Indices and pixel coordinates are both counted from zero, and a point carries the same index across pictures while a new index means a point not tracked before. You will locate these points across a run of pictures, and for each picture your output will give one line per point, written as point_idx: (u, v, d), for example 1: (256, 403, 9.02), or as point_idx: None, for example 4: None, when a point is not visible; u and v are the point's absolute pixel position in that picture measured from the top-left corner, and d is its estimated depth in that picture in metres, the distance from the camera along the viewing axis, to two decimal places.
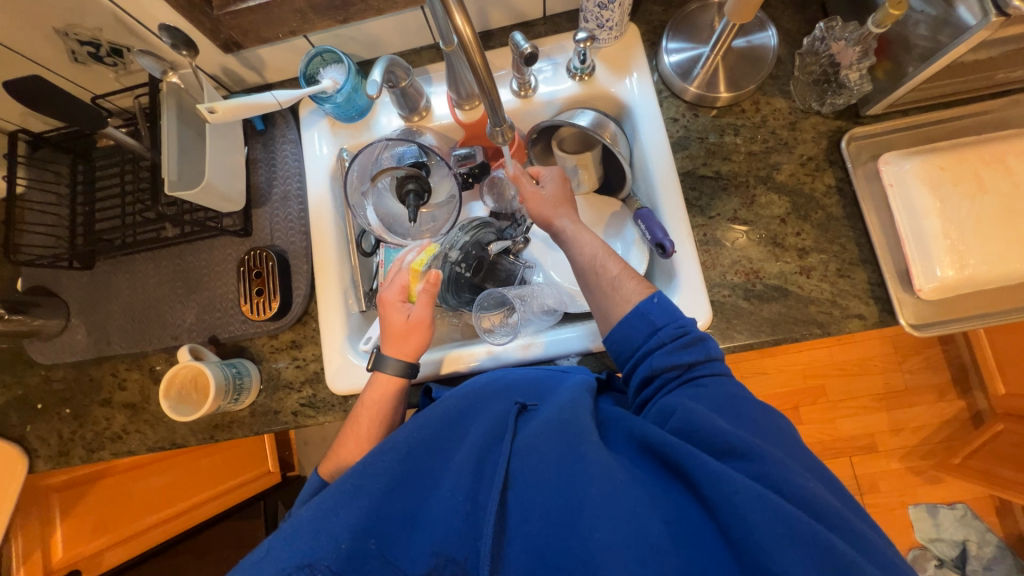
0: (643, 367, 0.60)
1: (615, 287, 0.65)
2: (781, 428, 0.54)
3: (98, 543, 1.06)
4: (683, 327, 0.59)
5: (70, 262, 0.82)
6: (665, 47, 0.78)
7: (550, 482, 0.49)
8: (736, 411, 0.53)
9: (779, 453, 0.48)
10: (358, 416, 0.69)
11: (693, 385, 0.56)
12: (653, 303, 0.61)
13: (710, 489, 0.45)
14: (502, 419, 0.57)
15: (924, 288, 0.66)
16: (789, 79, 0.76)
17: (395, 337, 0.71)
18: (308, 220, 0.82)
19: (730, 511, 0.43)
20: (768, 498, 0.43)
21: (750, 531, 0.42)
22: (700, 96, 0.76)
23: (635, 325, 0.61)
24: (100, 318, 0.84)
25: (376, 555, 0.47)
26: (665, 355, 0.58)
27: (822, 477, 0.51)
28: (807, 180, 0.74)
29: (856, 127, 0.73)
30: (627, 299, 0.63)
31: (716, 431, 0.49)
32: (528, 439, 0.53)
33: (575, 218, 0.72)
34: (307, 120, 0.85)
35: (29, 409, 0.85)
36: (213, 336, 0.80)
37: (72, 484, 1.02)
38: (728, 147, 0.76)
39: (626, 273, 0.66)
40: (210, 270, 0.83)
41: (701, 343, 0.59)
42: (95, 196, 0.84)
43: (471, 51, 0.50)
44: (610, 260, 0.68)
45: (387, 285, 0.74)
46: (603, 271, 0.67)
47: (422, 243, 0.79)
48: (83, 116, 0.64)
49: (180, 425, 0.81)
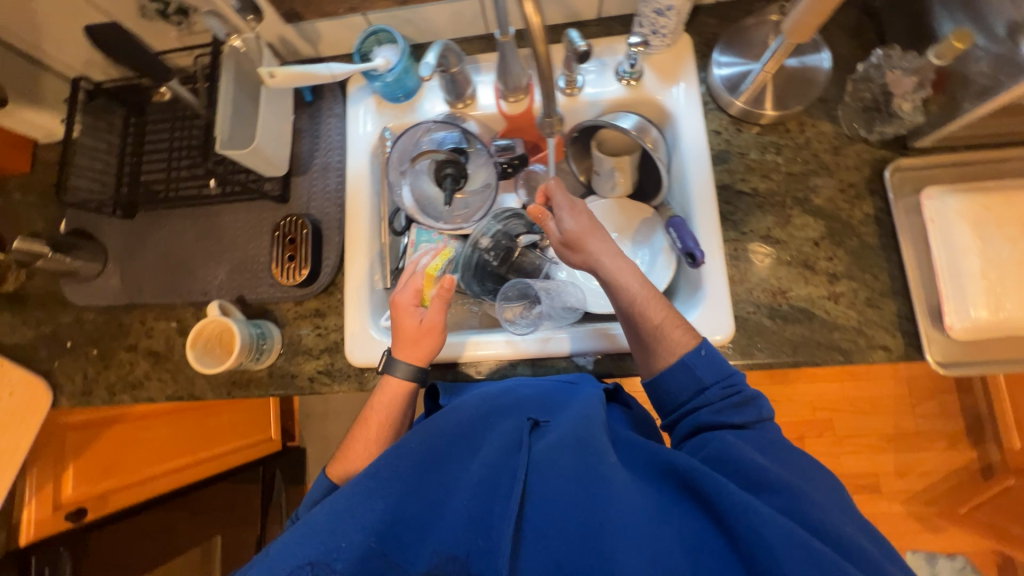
0: (688, 421, 0.59)
1: (657, 336, 0.63)
2: (809, 466, 0.54)
3: (105, 485, 1.07)
4: (731, 385, 0.59)
5: (112, 210, 0.86)
6: (715, 60, 0.78)
7: (565, 499, 0.50)
8: (780, 455, 0.54)
9: (813, 492, 0.49)
10: (366, 418, 0.70)
11: (737, 432, 0.56)
12: (700, 356, 0.61)
13: (733, 516, 0.45)
14: (516, 434, 0.58)
15: (955, 327, 0.65)
16: (837, 103, 0.75)
17: (406, 342, 0.72)
18: (344, 194, 0.84)
19: (753, 539, 0.43)
20: (794, 532, 0.43)
21: (775, 558, 0.42)
22: (746, 111, 0.77)
23: (683, 376, 0.61)
24: (136, 266, 0.87)
25: (378, 554, 0.48)
26: (712, 414, 0.58)
27: (846, 509, 0.51)
28: (845, 206, 0.73)
29: (902, 158, 0.71)
30: (675, 352, 0.62)
31: (751, 465, 0.50)
32: (544, 455, 0.54)
33: (602, 250, 0.68)
34: (354, 96, 0.87)
35: (60, 346, 0.88)
36: (240, 296, 0.83)
37: (88, 426, 1.04)
38: (768, 165, 0.77)
39: (670, 320, 0.64)
40: (245, 231, 0.85)
41: (753, 403, 0.58)
42: (142, 149, 0.88)
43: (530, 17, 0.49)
44: (651, 303, 0.65)
45: (400, 287, 0.75)
46: (643, 319, 0.64)
47: (436, 245, 0.81)
48: (153, 65, 0.67)
49: (201, 378, 0.83)
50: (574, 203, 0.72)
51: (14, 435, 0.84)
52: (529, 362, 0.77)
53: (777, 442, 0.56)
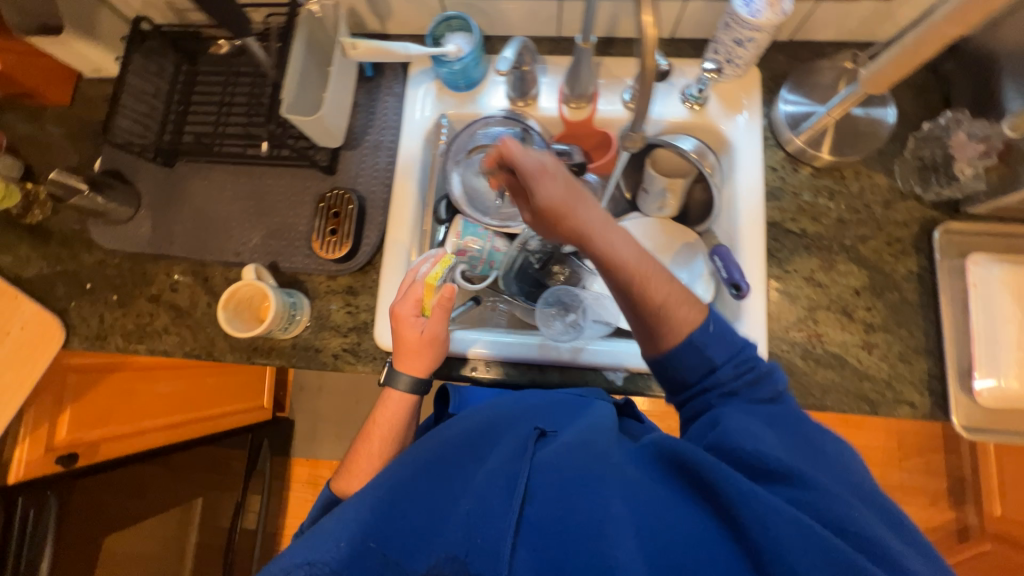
0: (698, 401, 0.56)
1: (660, 314, 0.57)
2: (829, 451, 0.51)
3: (97, 433, 1.04)
4: (746, 361, 0.57)
5: (152, 156, 0.84)
6: (782, 97, 0.79)
7: (569, 498, 0.46)
8: (793, 437, 0.51)
9: (826, 479, 0.47)
10: (368, 433, 0.69)
11: (748, 410, 0.54)
12: (710, 332, 0.57)
13: (743, 507, 0.42)
14: (519, 441, 0.53)
15: (983, 393, 0.67)
16: (895, 158, 0.76)
17: (407, 353, 0.70)
18: (393, 175, 0.83)
19: (759, 531, 0.41)
20: (801, 521, 0.41)
21: (783, 553, 0.40)
22: (803, 150, 0.78)
23: (691, 356, 0.56)
24: (170, 217, 0.85)
25: (373, 554, 0.43)
26: (723, 394, 0.55)
27: (872, 504, 0.47)
28: (890, 260, 0.74)
29: (952, 221, 0.72)
30: (679, 332, 0.57)
31: (761, 450, 0.48)
32: (548, 456, 0.50)
33: (589, 224, 0.58)
34: (415, 78, 0.86)
35: (78, 286, 0.86)
36: (274, 263, 0.81)
37: (89, 370, 1.01)
38: (820, 209, 0.77)
39: (673, 297, 0.57)
40: (286, 197, 0.84)
41: (771, 378, 0.57)
42: (191, 99, 0.87)
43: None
44: (650, 276, 0.57)
45: (399, 296, 0.71)
46: (643, 297, 0.57)
47: (437, 252, 0.74)
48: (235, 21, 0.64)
49: (220, 340, 0.81)
50: (546, 168, 0.60)
51: (15, 365, 0.81)
52: (559, 369, 0.76)
53: (791, 423, 0.53)
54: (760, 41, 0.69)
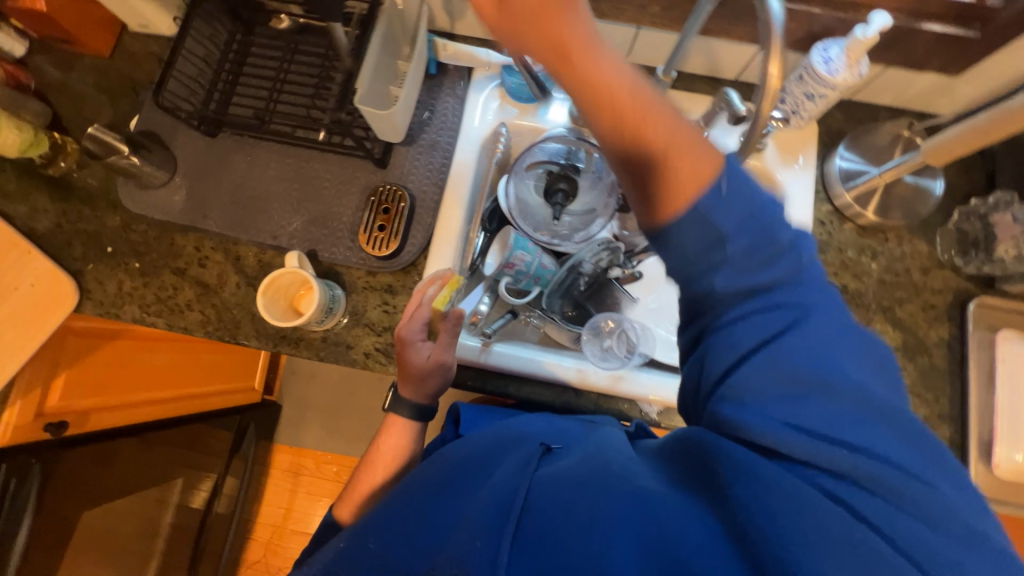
0: (697, 284, 0.44)
1: (660, 169, 0.41)
2: (873, 387, 0.42)
3: (90, 402, 0.98)
4: (767, 225, 0.42)
5: (196, 124, 0.80)
6: (839, 153, 0.81)
7: (577, 516, 0.42)
8: (814, 353, 0.42)
9: (842, 418, 0.40)
10: (371, 461, 0.72)
11: (762, 306, 0.43)
12: (722, 194, 0.41)
13: (741, 487, 0.40)
14: (525, 455, 0.50)
15: (1001, 466, 0.70)
16: (937, 228, 0.79)
17: (413, 380, 0.69)
18: (446, 177, 0.81)
19: (757, 512, 0.39)
20: (801, 494, 0.39)
21: (778, 538, 0.37)
22: (849, 205, 0.80)
23: (699, 229, 0.42)
24: (206, 189, 0.82)
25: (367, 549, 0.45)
26: (733, 272, 0.42)
27: (910, 452, 0.40)
28: (924, 325, 0.76)
29: (986, 296, 0.75)
30: (685, 187, 0.41)
31: (771, 392, 0.41)
32: (553, 473, 0.46)
33: (599, 69, 0.39)
34: (478, 82, 0.85)
35: (98, 249, 0.81)
36: (313, 251, 0.79)
37: (89, 335, 0.96)
38: (861, 267, 0.79)
39: (677, 142, 0.40)
40: (333, 186, 0.81)
41: (792, 252, 0.43)
42: (243, 70, 0.83)
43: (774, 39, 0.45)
44: (653, 116, 0.40)
45: (406, 320, 0.70)
46: (640, 147, 0.41)
47: (445, 273, 0.73)
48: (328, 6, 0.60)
49: (246, 323, 0.78)
50: None
51: (19, 325, 0.76)
52: (594, 395, 0.75)
53: (834, 356, 0.42)
54: (830, 97, 0.70)
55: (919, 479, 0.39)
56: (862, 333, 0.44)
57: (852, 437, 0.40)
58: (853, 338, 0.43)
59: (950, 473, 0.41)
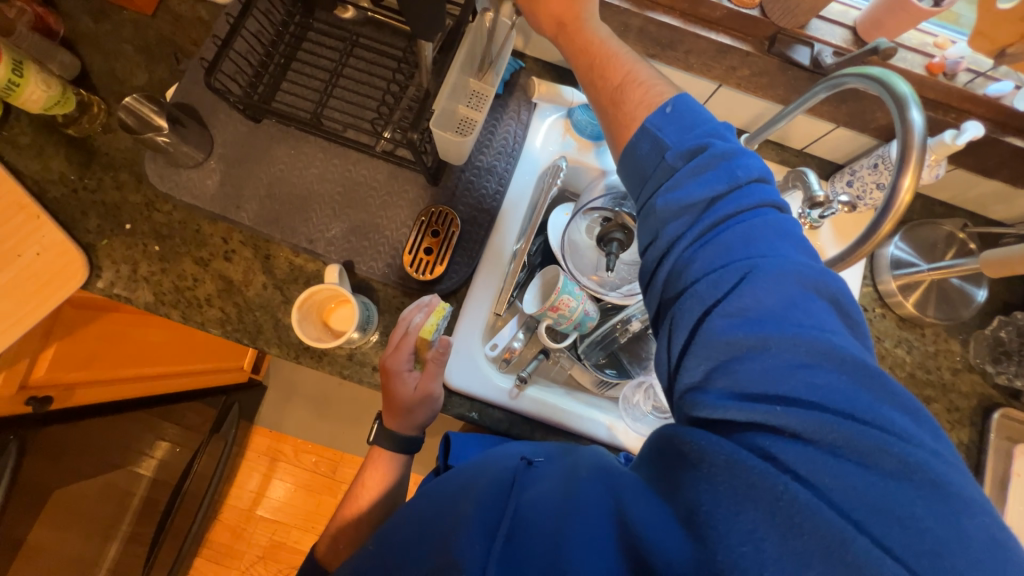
0: (649, 212, 0.50)
1: (615, 95, 0.54)
2: (813, 328, 0.39)
3: (75, 376, 0.92)
4: (705, 140, 0.48)
5: (241, 108, 0.74)
6: (895, 241, 0.80)
7: (558, 536, 0.39)
8: (753, 284, 0.41)
9: (784, 362, 0.38)
10: (355, 495, 0.69)
11: (709, 233, 0.45)
12: (666, 114, 0.50)
13: (689, 464, 0.39)
14: (502, 470, 0.46)
15: None
16: (970, 331, 0.80)
17: (399, 409, 0.66)
18: (498, 205, 0.78)
19: (705, 495, 0.37)
20: (736, 463, 0.37)
21: (713, 514, 0.36)
22: (893, 294, 0.80)
23: (648, 142, 0.50)
24: (242, 178, 0.76)
25: (373, 555, 0.46)
26: (673, 192, 0.48)
27: (857, 397, 0.37)
28: (947, 426, 0.77)
29: (1010, 407, 0.76)
30: (634, 118, 0.52)
31: (707, 335, 0.42)
32: (536, 495, 0.42)
33: (588, 33, 0.57)
34: (546, 110, 0.81)
35: (115, 224, 0.75)
36: (350, 262, 0.74)
37: (85, 305, 0.90)
38: (896, 359, 0.80)
39: (630, 77, 0.54)
40: (379, 196, 0.77)
41: (733, 161, 0.46)
42: (297, 56, 0.77)
43: (913, 147, 0.43)
44: (615, 61, 0.56)
45: (389, 348, 0.66)
46: (601, 79, 0.56)
47: (431, 300, 0.67)
48: (425, 27, 0.54)
49: (268, 328, 0.73)
50: None
51: (20, 295, 0.70)
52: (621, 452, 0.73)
53: (769, 305, 0.40)
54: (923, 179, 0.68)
55: (856, 420, 0.37)
56: (809, 272, 0.42)
57: (785, 392, 0.38)
58: (793, 276, 0.41)
59: (904, 410, 0.38)
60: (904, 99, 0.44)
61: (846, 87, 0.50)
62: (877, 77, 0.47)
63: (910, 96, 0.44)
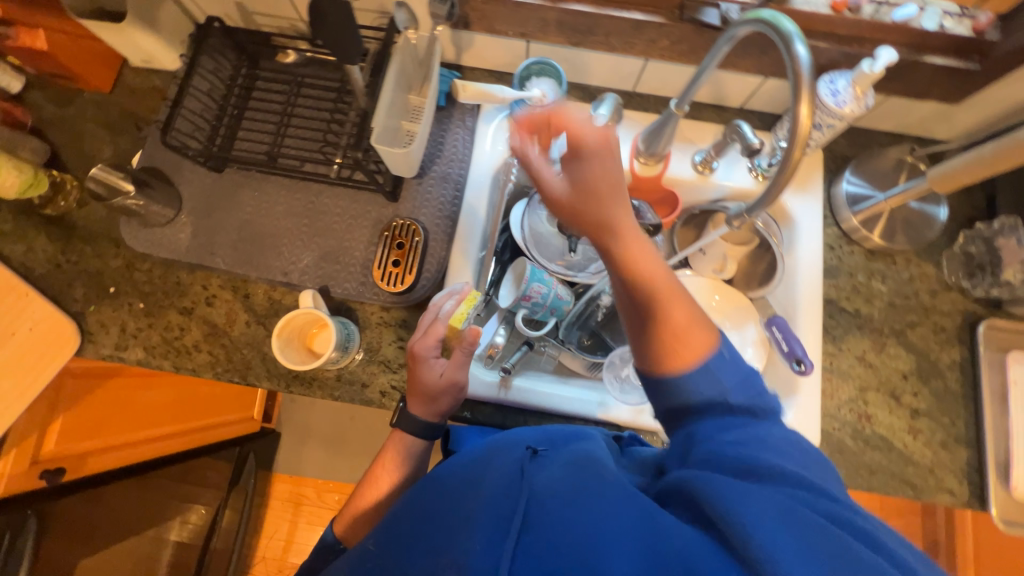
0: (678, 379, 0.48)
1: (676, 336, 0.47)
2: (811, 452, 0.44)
3: (86, 445, 0.95)
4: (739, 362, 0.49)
5: (202, 161, 0.78)
6: (846, 178, 0.82)
7: (580, 529, 0.38)
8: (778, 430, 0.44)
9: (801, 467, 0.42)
10: (372, 482, 0.67)
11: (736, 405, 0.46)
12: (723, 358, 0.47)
13: (728, 503, 0.38)
14: (510, 462, 0.45)
15: (1019, 487, 0.71)
16: (942, 251, 0.81)
17: (423, 397, 0.66)
18: (458, 210, 0.81)
19: (748, 520, 0.36)
20: (783, 512, 0.37)
21: (767, 540, 0.35)
22: (856, 229, 0.81)
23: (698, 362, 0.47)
24: (212, 226, 0.80)
25: (373, 557, 0.44)
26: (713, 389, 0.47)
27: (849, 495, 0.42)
28: (936, 348, 0.77)
29: (994, 318, 0.77)
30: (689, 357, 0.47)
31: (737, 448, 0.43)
32: (548, 483, 0.42)
33: (651, 273, 0.47)
34: (489, 113, 0.85)
35: (100, 290, 0.78)
36: (325, 286, 0.77)
37: (88, 374, 0.93)
38: (873, 291, 0.80)
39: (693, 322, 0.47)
40: (343, 220, 0.80)
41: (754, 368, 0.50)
42: (248, 104, 0.82)
43: (803, 82, 0.46)
44: (676, 302, 0.47)
45: (419, 334, 0.68)
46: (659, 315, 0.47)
47: (462, 288, 0.72)
48: (351, 49, 0.57)
49: (257, 362, 0.76)
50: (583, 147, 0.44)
51: (21, 371, 0.74)
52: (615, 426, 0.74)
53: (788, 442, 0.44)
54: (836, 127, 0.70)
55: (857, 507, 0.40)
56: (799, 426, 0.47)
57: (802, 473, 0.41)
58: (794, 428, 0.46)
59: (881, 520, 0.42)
60: (790, 36, 0.47)
61: (739, 35, 0.53)
62: (766, 19, 0.49)
63: (795, 33, 0.47)
